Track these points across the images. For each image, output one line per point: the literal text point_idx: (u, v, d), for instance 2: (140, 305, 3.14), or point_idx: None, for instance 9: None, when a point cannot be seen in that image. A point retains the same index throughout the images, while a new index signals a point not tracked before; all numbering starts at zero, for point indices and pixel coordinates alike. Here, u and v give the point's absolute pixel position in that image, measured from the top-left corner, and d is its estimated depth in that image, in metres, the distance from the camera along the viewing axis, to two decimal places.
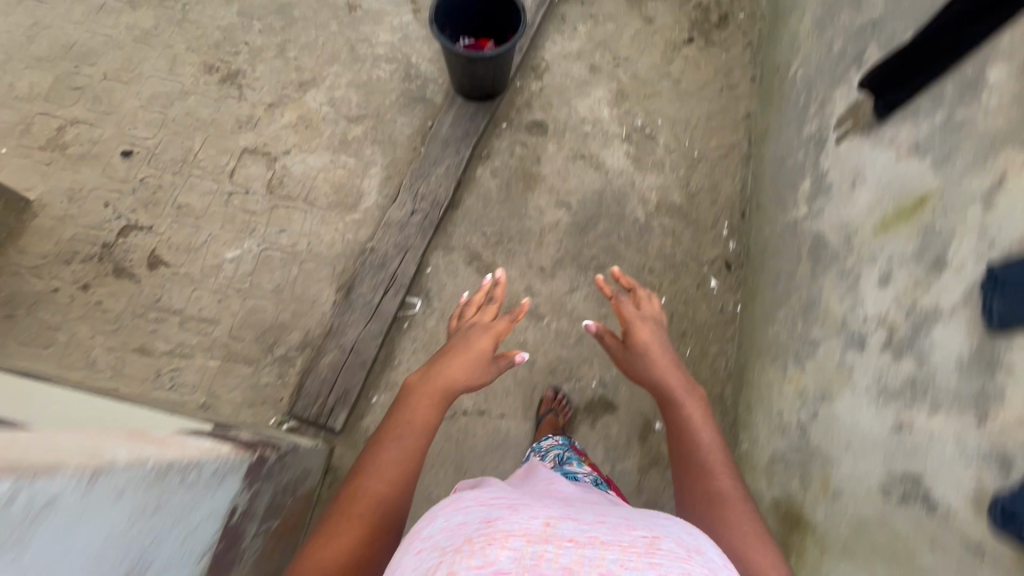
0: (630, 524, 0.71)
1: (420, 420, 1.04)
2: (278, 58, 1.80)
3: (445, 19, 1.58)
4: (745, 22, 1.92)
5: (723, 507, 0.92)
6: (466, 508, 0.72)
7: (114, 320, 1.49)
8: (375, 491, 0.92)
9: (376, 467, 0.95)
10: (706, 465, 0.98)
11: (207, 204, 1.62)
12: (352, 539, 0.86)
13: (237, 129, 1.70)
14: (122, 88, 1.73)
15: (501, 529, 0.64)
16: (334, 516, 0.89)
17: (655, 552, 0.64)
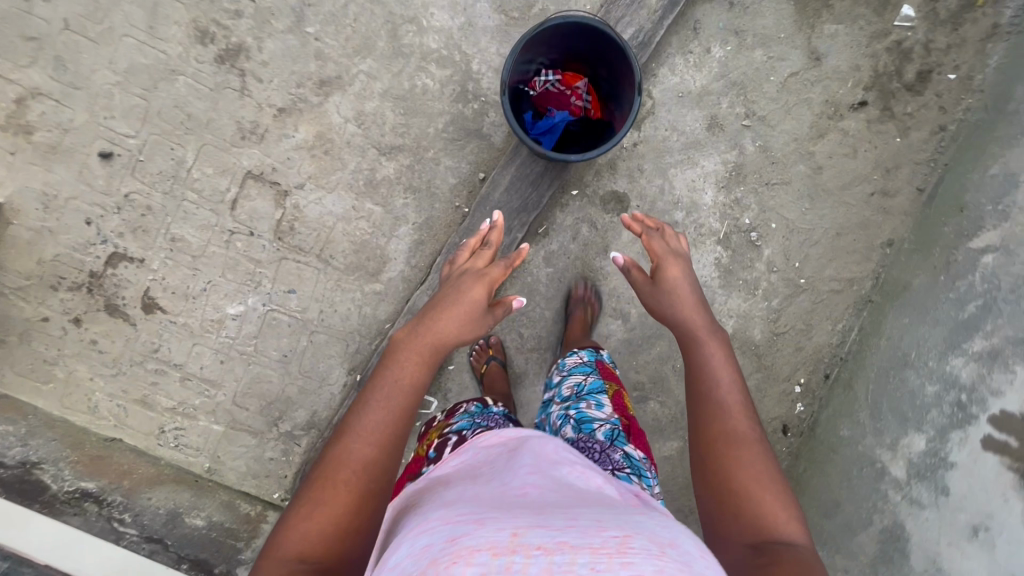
0: (604, 520, 0.52)
1: (414, 373, 0.96)
2: (293, 32, 1.31)
3: (529, 51, 1.12)
4: (950, 90, 1.34)
5: (741, 476, 0.79)
6: (430, 529, 0.54)
7: (112, 363, 1.38)
8: (357, 452, 0.85)
9: (366, 426, 0.88)
10: (727, 424, 0.84)
11: (206, 242, 1.36)
12: (343, 498, 0.81)
13: (238, 141, 1.33)
14: (90, 48, 1.30)
15: (465, 545, 0.47)
16: (319, 473, 0.83)
17: (628, 550, 0.46)
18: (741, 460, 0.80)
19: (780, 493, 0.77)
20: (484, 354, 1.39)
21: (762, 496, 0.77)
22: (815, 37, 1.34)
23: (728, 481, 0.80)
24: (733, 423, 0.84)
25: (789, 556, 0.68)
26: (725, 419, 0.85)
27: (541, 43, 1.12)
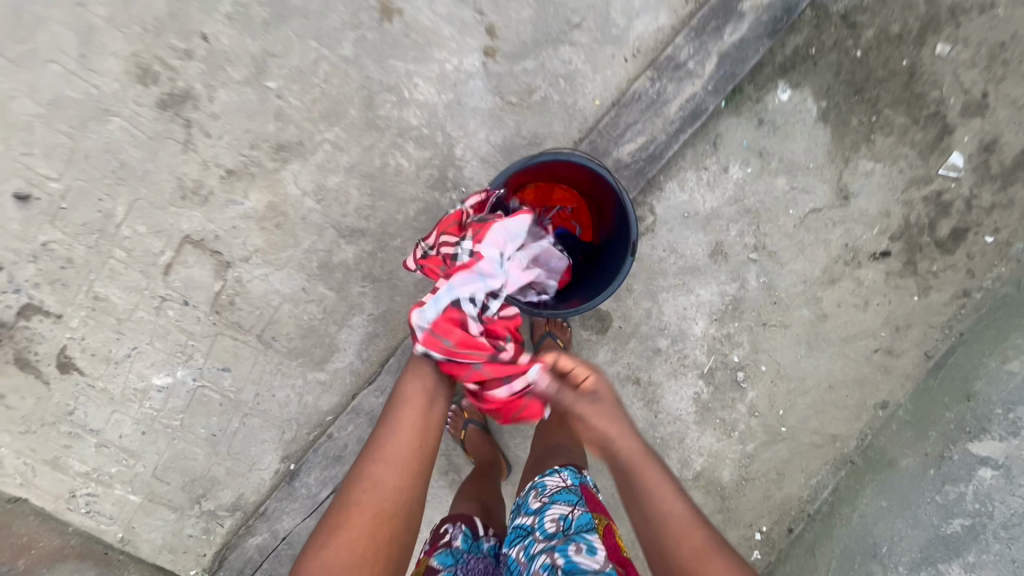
0: None
1: (418, 413, 0.87)
2: (250, 84, 1.13)
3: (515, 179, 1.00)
4: (983, 253, 1.20)
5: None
6: None
7: (20, 420, 1.26)
8: (380, 500, 0.79)
9: (384, 469, 0.81)
10: (676, 536, 0.72)
11: (133, 306, 1.21)
12: (376, 543, 0.76)
13: (178, 200, 1.17)
14: (9, 69, 1.11)
15: None
16: (334, 524, 0.77)
17: None
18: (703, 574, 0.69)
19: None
20: (461, 417, 1.27)
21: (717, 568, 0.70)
22: (846, 173, 1.18)
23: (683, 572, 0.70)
24: (679, 537, 0.72)
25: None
26: (676, 537, 0.72)
27: (527, 172, 1.01)
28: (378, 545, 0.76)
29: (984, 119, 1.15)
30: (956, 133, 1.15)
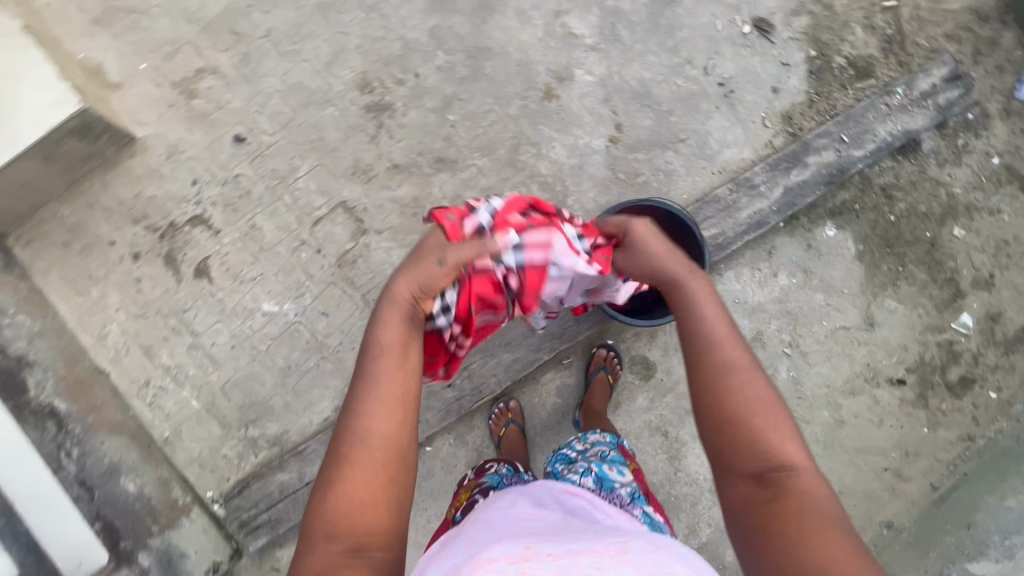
0: (607, 536, 0.62)
1: (390, 360, 0.83)
2: (435, 113, 1.52)
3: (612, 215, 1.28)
4: (986, 405, 1.38)
5: (724, 405, 0.72)
6: (453, 554, 0.65)
7: (142, 305, 1.46)
8: (367, 445, 0.77)
9: (365, 418, 0.78)
10: (711, 352, 0.75)
11: (277, 241, 1.48)
12: (378, 484, 0.75)
13: (348, 175, 1.50)
14: (275, 57, 1.54)
15: (483, 557, 0.58)
16: (331, 476, 0.75)
17: (626, 549, 0.59)
18: (722, 391, 0.72)
19: (786, 421, 0.71)
20: (503, 417, 1.40)
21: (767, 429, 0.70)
22: (874, 305, 1.43)
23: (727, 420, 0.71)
24: (714, 355, 0.75)
25: (795, 492, 0.64)
26: (711, 350, 0.75)
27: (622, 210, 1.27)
28: (379, 487, 0.75)
29: (990, 294, 1.42)
30: (967, 298, 1.42)
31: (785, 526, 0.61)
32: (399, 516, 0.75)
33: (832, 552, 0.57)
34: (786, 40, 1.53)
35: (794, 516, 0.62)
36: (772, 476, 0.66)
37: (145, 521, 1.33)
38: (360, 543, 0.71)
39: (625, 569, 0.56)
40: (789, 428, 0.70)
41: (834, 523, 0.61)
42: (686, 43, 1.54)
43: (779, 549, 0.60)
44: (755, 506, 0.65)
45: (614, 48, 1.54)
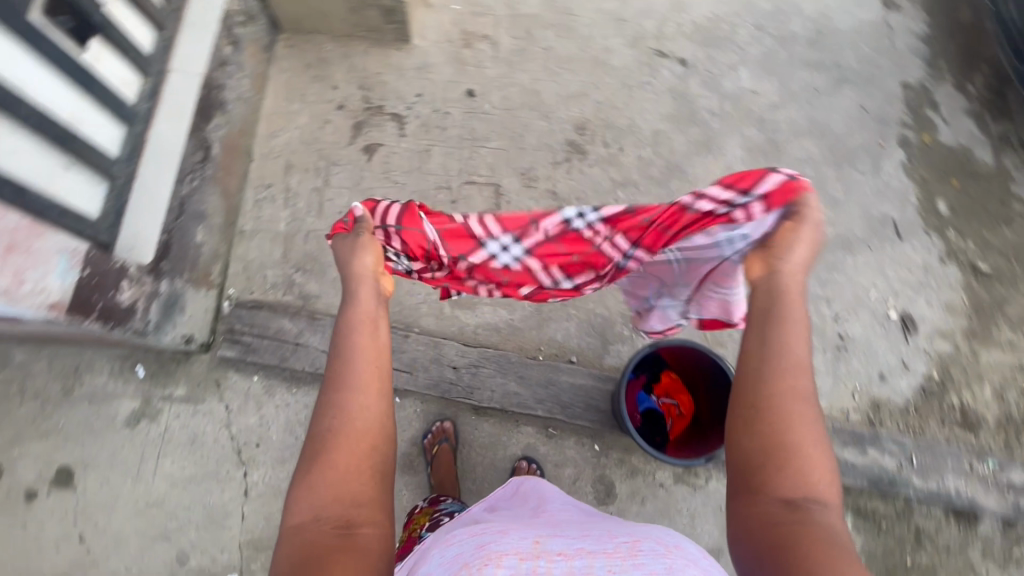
0: (615, 535, 0.78)
1: (367, 333, 0.83)
2: (611, 182, 1.70)
3: (669, 350, 1.32)
4: None
5: (773, 429, 0.71)
6: (462, 539, 0.81)
7: (313, 137, 1.71)
8: (341, 422, 0.75)
9: (344, 393, 0.77)
10: (780, 371, 0.74)
11: (432, 173, 1.70)
12: (357, 458, 0.73)
13: (517, 173, 1.71)
14: (538, 65, 1.83)
15: (493, 549, 0.73)
16: (307, 458, 0.74)
17: (637, 553, 0.72)
18: (779, 415, 0.72)
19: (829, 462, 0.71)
20: (468, 426, 1.45)
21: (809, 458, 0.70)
22: None
23: (770, 443, 0.71)
24: (781, 372, 0.74)
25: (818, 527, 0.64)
26: (786, 364, 0.75)
27: (681, 351, 1.32)
28: (360, 462, 0.73)
29: None
30: None
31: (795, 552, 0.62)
32: (380, 488, 0.73)
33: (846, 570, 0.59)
34: (917, 349, 1.57)
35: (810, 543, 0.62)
36: (800, 506, 0.67)
37: (186, 264, 1.43)
38: (347, 521, 0.68)
39: (637, 569, 0.70)
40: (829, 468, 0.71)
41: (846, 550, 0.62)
42: (835, 287, 1.63)
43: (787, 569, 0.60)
44: (772, 522, 0.66)
45: None
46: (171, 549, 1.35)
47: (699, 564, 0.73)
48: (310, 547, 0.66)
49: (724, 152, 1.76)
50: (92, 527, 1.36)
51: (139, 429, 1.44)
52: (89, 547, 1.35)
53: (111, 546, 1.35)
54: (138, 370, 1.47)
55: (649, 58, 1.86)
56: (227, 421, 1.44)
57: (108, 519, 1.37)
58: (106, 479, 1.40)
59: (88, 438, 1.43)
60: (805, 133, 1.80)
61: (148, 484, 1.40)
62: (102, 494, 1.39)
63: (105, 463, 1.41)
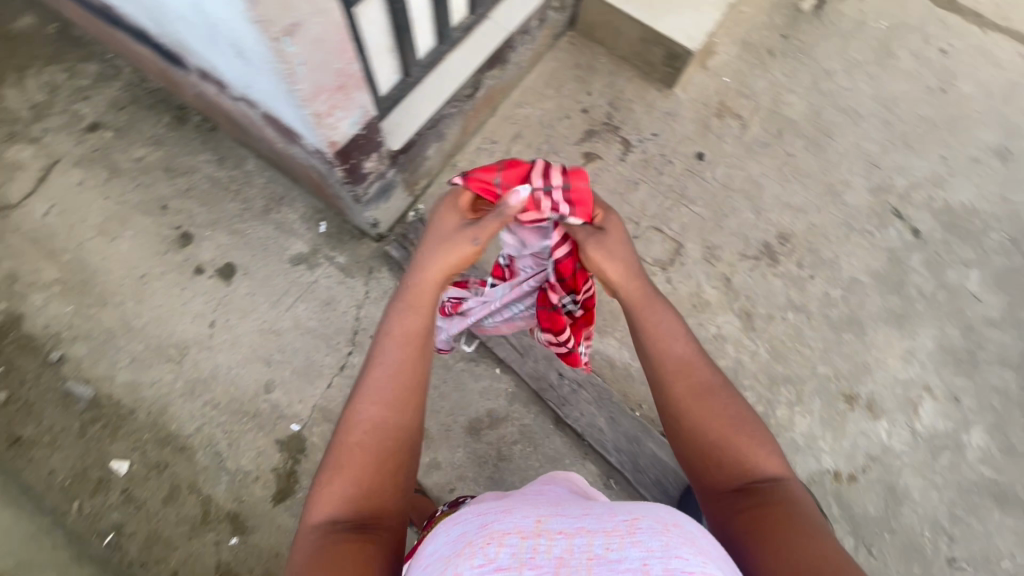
0: (613, 508, 0.69)
1: (405, 335, 0.85)
2: (788, 299, 1.65)
3: None
4: None
5: (700, 436, 0.80)
6: (466, 518, 0.72)
7: (549, 122, 1.85)
8: (366, 436, 0.78)
9: (368, 400, 0.80)
10: (670, 375, 0.84)
11: (631, 202, 1.75)
12: (374, 466, 0.76)
13: (704, 244, 1.71)
14: (774, 164, 1.84)
15: (496, 527, 0.65)
16: (331, 462, 0.76)
17: (635, 531, 0.62)
18: (693, 423, 0.81)
19: (755, 431, 0.80)
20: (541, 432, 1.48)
21: (749, 452, 0.78)
22: None
23: (701, 453, 0.80)
24: (666, 377, 0.84)
25: (774, 497, 0.73)
26: (680, 366, 0.85)
27: None
28: (383, 470, 0.77)
29: None
30: None
31: (767, 524, 0.68)
32: (391, 491, 0.77)
33: (816, 553, 0.62)
34: None
35: (771, 522, 0.68)
36: (750, 485, 0.75)
37: None
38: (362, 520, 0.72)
39: (633, 549, 0.59)
40: (758, 437, 0.80)
41: (823, 530, 0.67)
42: (964, 531, 1.45)
43: (769, 559, 0.64)
44: (731, 514, 0.73)
45: (922, 454, 1.52)
46: (263, 375, 1.50)
47: (701, 543, 0.60)
48: (319, 553, 0.68)
49: (913, 336, 1.64)
50: (221, 321, 1.56)
51: (295, 269, 1.62)
52: (210, 334, 1.54)
53: (225, 344, 1.53)
54: (321, 227, 1.67)
55: (883, 212, 1.80)
56: (360, 303, 1.59)
57: (234, 322, 1.56)
58: (250, 292, 1.59)
59: (257, 253, 1.64)
60: (1010, 365, 1.63)
61: (276, 314, 1.57)
62: (241, 301, 1.58)
63: (256, 279, 1.61)
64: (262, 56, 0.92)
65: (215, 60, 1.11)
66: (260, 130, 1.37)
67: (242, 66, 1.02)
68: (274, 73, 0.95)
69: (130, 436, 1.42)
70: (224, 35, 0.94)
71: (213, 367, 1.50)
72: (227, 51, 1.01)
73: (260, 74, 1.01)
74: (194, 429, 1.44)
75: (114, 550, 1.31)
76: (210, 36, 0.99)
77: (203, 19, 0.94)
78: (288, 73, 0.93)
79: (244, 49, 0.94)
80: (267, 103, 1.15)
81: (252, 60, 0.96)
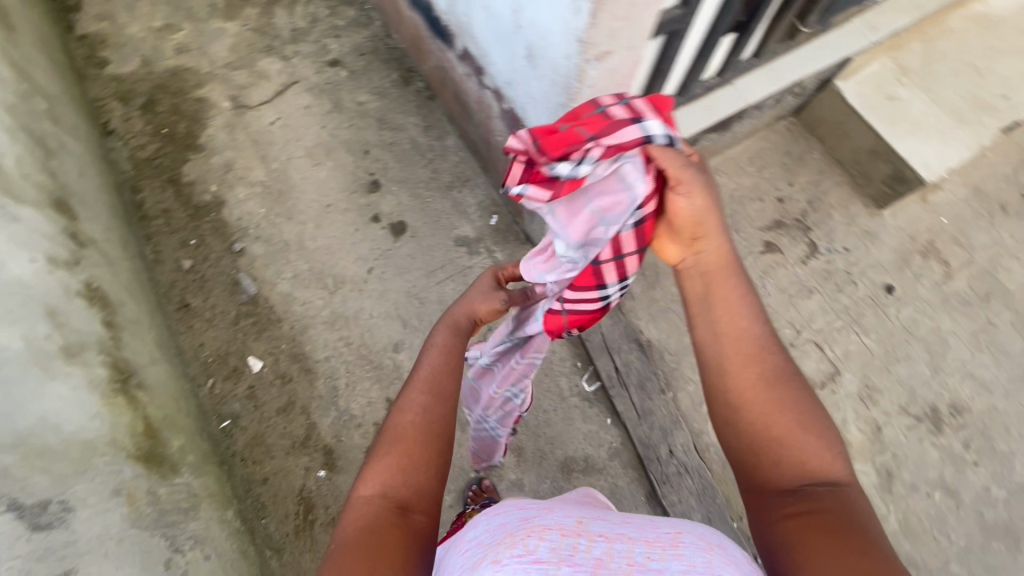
0: (654, 522, 0.68)
1: (448, 338, 0.89)
2: (939, 477, 1.48)
3: None
4: None
5: (756, 430, 0.75)
6: (507, 511, 0.72)
7: (741, 197, 1.78)
8: (415, 419, 0.78)
9: (413, 392, 0.80)
10: (739, 365, 0.78)
11: (798, 308, 1.65)
12: (415, 454, 0.75)
13: (863, 381, 1.57)
14: (972, 327, 1.65)
15: (538, 522, 0.65)
16: (382, 443, 0.76)
17: (677, 543, 0.61)
18: (754, 422, 0.75)
19: (813, 425, 0.74)
20: (630, 497, 1.45)
21: (815, 463, 0.71)
22: None
23: (755, 454, 0.75)
24: (734, 364, 0.78)
25: (833, 504, 0.67)
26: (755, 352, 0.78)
27: None
28: (422, 459, 0.75)
29: None
30: None
31: (818, 532, 0.63)
32: (431, 480, 0.74)
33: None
34: None
35: (824, 530, 0.63)
36: (807, 488, 0.70)
37: None
38: (405, 508, 0.71)
39: (675, 560, 0.59)
40: (817, 433, 0.73)
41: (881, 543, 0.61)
42: None
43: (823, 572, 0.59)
44: (776, 517, 0.68)
45: None
46: (397, 334, 1.57)
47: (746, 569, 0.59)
48: (378, 525, 0.68)
49: None
50: (378, 270, 1.65)
51: (456, 249, 1.69)
52: (365, 278, 1.63)
53: (374, 293, 1.62)
54: (492, 219, 1.73)
55: None
56: None
57: (388, 276, 1.64)
58: (411, 254, 1.67)
59: (429, 222, 1.72)
60: None
61: (426, 284, 1.64)
62: (400, 259, 1.67)
63: (420, 245, 1.69)
64: (558, 71, 0.96)
65: (493, 52, 1.18)
66: (489, 119, 1.44)
67: (523, 69, 1.07)
68: (558, 89, 0.99)
69: (270, 341, 1.54)
70: (529, 40, 1.00)
71: (359, 308, 1.59)
72: (516, 53, 1.07)
73: (537, 82, 1.05)
74: (323, 357, 1.53)
75: (225, 435, 1.43)
76: (510, 35, 1.05)
77: (516, 21, 1.00)
78: (572, 92, 0.96)
79: (542, 58, 0.98)
80: (520, 104, 1.20)
81: (542, 68, 1.00)
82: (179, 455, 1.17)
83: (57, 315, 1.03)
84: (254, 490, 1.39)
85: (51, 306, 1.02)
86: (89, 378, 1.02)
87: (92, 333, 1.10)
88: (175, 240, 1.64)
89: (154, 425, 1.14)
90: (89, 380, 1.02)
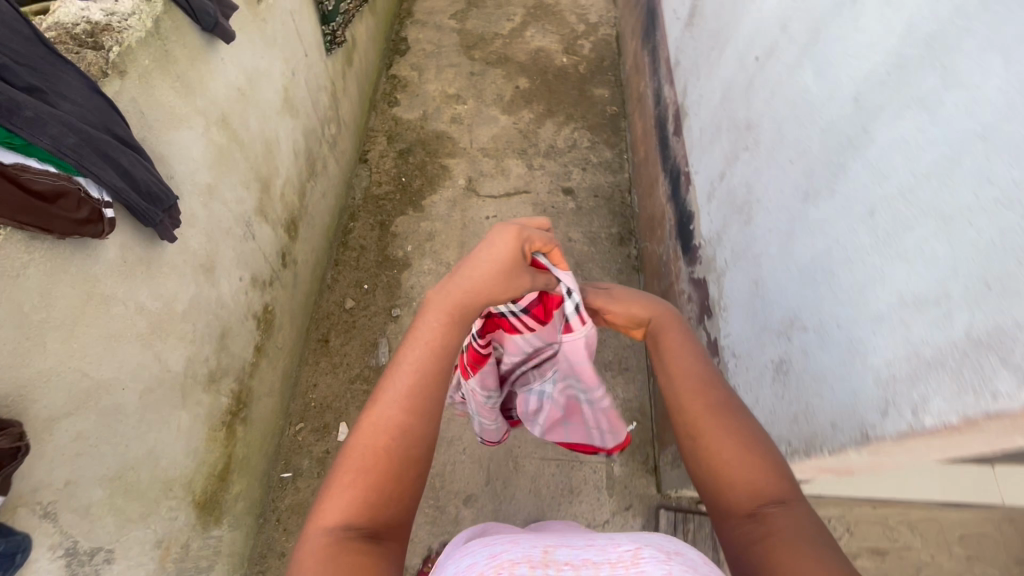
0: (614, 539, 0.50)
1: (448, 329, 0.61)
2: None
3: None
4: None
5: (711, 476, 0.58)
6: (468, 552, 0.51)
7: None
8: (392, 431, 0.55)
9: (384, 402, 0.57)
10: (680, 420, 0.62)
11: None
12: (382, 467, 0.54)
13: None
14: None
15: (504, 556, 0.46)
16: (348, 465, 0.54)
17: (638, 560, 0.43)
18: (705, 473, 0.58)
19: (762, 443, 0.58)
20: None
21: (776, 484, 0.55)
22: None
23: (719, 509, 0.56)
24: (677, 415, 0.63)
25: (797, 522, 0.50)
26: (698, 395, 0.63)
27: None
28: (398, 468, 0.54)
29: None
30: None
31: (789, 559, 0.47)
32: (408, 489, 0.54)
33: None
34: None
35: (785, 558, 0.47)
36: (766, 515, 0.52)
37: None
38: (377, 532, 0.51)
39: None
40: (763, 445, 0.58)
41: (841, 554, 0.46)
42: None
43: None
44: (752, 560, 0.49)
45: None
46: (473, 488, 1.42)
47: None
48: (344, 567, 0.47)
49: None
50: None
51: None
52: None
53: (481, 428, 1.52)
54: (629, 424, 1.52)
55: None
56: (591, 524, 1.40)
57: None
58: None
59: None
60: None
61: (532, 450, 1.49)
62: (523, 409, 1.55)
63: None
64: (815, 422, 0.77)
65: (740, 321, 1.04)
66: None
67: (769, 372, 0.91)
68: (802, 433, 0.80)
69: None
70: (796, 361, 0.83)
71: (459, 434, 1.50)
72: (770, 352, 0.91)
73: (778, 398, 0.88)
74: None
75: (280, 483, 1.41)
76: (774, 335, 0.90)
77: (790, 332, 0.85)
78: (816, 454, 0.77)
79: (802, 393, 0.81)
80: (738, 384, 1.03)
81: (797, 398, 0.82)
82: (231, 503, 1.15)
83: (223, 337, 1.07)
84: (268, 556, 1.33)
85: (223, 328, 1.07)
86: (208, 409, 1.03)
87: (239, 358, 1.14)
88: (353, 277, 1.74)
89: (229, 466, 1.13)
90: (207, 410, 1.03)
